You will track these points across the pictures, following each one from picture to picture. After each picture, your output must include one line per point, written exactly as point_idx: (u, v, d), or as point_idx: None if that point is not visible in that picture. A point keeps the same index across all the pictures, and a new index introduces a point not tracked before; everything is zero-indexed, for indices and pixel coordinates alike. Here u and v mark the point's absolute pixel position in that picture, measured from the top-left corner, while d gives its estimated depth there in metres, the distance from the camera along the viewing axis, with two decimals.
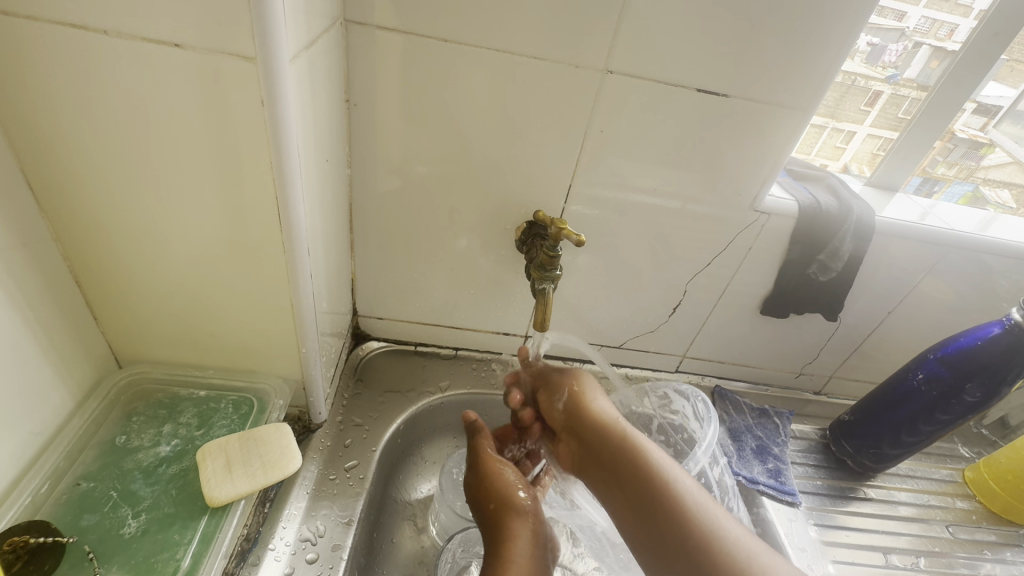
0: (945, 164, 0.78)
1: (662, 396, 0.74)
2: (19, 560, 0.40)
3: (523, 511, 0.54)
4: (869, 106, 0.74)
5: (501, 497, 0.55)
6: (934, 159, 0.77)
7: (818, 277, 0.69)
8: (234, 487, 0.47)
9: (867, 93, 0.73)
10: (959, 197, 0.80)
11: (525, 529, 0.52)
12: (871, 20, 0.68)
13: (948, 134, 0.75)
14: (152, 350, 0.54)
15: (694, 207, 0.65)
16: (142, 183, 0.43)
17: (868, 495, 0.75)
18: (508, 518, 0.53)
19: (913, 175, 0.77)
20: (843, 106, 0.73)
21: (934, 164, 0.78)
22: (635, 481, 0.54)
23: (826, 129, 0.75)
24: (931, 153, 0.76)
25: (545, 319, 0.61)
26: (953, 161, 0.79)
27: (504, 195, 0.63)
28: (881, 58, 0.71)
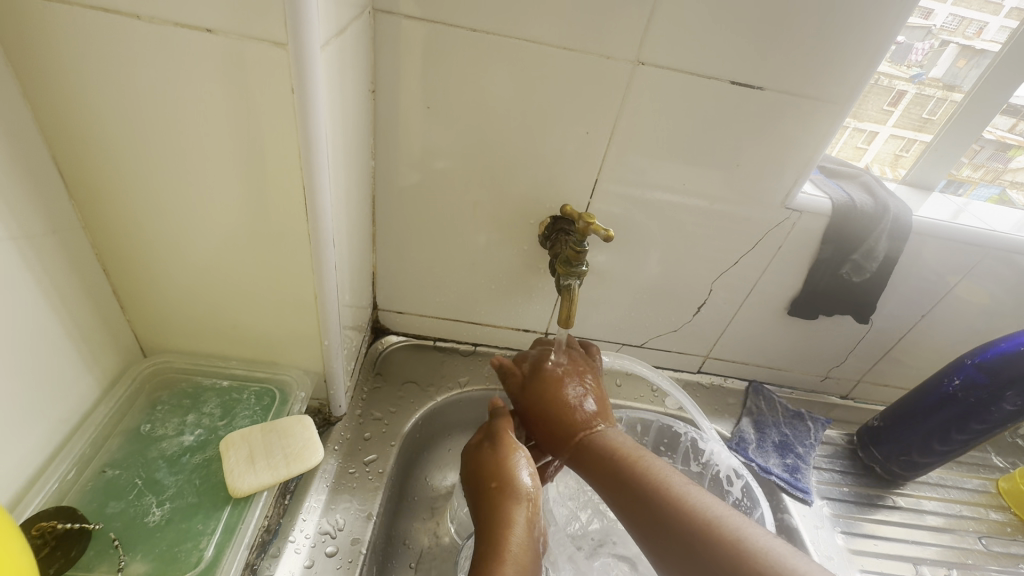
0: (971, 166, 0.75)
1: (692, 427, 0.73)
2: (46, 546, 0.40)
3: (514, 495, 0.51)
4: (892, 106, 0.71)
5: (506, 479, 0.52)
6: (960, 161, 0.74)
7: (851, 278, 0.67)
8: (256, 479, 0.47)
9: (891, 92, 0.70)
10: (985, 199, 0.77)
11: (521, 512, 0.50)
12: None
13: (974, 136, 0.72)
14: (176, 339, 0.54)
15: (723, 205, 0.63)
16: (172, 172, 0.43)
17: (896, 504, 0.73)
18: (504, 502, 0.50)
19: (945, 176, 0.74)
20: (865, 106, 0.71)
21: (960, 166, 0.75)
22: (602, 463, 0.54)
23: (848, 129, 0.74)
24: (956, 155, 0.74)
25: (569, 316, 0.60)
26: (980, 163, 0.76)
27: (529, 190, 0.62)
28: (907, 57, 0.69)
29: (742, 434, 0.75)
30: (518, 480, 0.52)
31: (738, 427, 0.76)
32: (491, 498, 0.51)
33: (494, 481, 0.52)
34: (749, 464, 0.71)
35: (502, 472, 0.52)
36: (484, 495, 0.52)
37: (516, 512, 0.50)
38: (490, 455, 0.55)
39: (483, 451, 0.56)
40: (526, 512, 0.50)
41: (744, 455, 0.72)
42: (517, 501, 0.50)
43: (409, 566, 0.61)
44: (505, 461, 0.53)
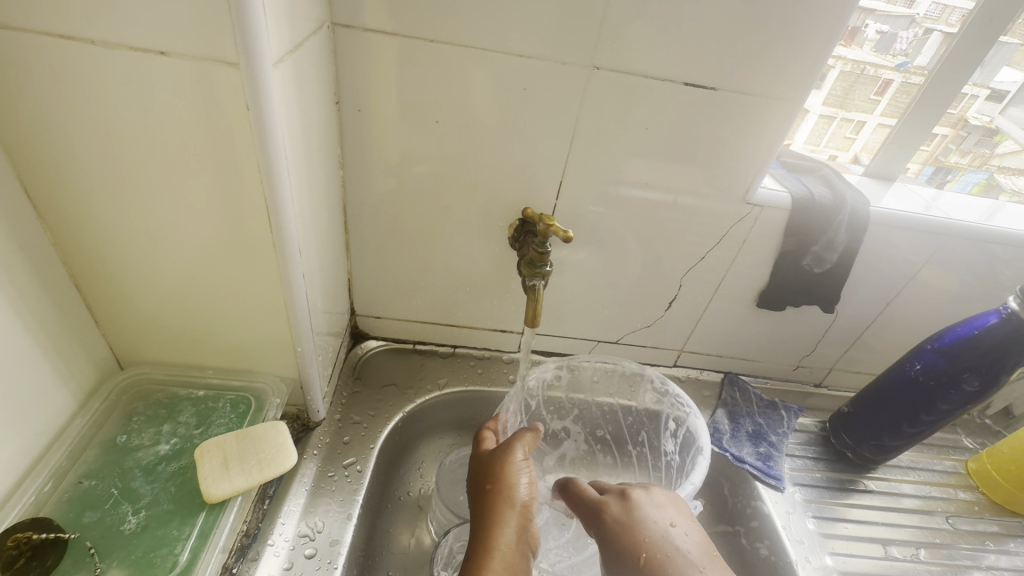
0: (958, 152, 0.78)
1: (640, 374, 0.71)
2: (21, 557, 0.40)
3: (514, 499, 0.51)
4: (879, 95, 0.73)
5: (506, 492, 0.51)
6: (947, 147, 0.78)
7: (813, 269, 0.69)
8: (230, 484, 0.47)
9: (877, 82, 0.72)
10: (973, 185, 0.79)
11: (514, 518, 0.49)
12: (879, 7, 0.68)
13: (959, 122, 0.76)
14: (153, 351, 0.55)
15: (687, 201, 0.65)
16: (138, 188, 0.44)
17: (868, 487, 0.75)
18: (498, 504, 0.50)
19: (924, 163, 0.78)
20: (852, 96, 0.73)
21: (947, 153, 0.78)
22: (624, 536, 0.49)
23: (835, 120, 0.75)
24: (943, 142, 0.77)
25: (536, 313, 0.61)
26: (967, 149, 0.78)
27: (496, 192, 0.64)
28: (891, 46, 0.71)
29: (716, 425, 0.77)
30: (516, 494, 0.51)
31: (713, 418, 0.78)
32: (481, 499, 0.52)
33: (490, 483, 0.52)
34: (723, 452, 0.73)
35: (496, 475, 0.53)
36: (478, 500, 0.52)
37: (507, 523, 0.49)
38: (489, 463, 0.55)
39: (497, 461, 0.54)
40: (517, 519, 0.49)
41: (718, 444, 0.73)
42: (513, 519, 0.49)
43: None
44: (510, 473, 0.53)
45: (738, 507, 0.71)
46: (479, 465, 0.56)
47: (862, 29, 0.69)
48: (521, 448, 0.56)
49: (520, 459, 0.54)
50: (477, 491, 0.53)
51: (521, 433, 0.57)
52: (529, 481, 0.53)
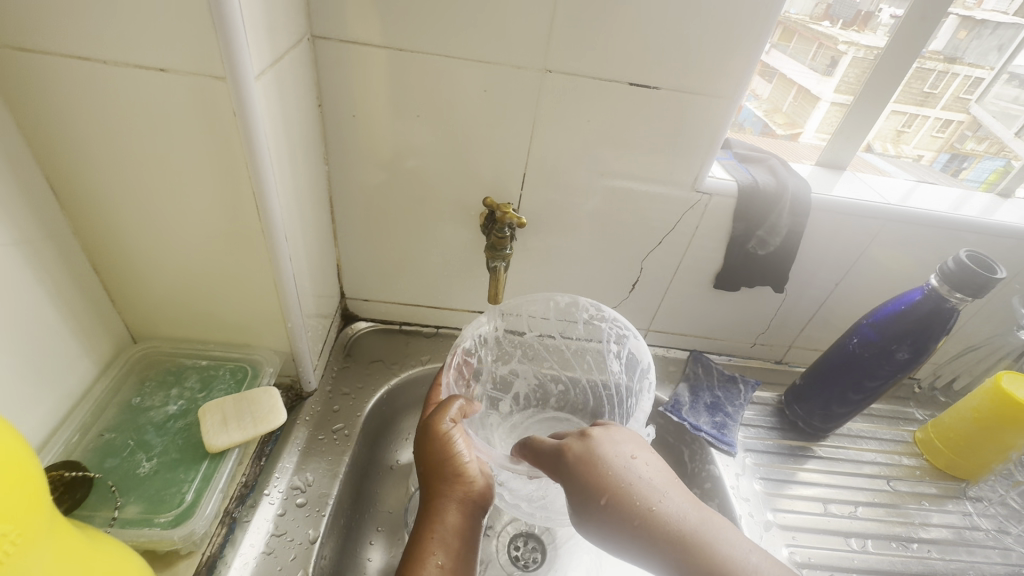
0: (974, 139, 0.85)
1: (572, 307, 0.77)
2: (55, 491, 0.48)
3: (448, 481, 0.59)
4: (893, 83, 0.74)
5: (439, 472, 0.59)
6: (962, 134, 0.85)
7: (757, 252, 0.74)
8: (228, 437, 0.54)
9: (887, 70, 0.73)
10: (990, 171, 0.84)
11: (449, 498, 0.58)
12: None
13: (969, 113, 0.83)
14: (161, 327, 0.63)
15: (641, 190, 0.71)
16: (144, 184, 0.51)
17: (817, 454, 0.81)
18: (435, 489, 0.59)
19: (938, 150, 0.86)
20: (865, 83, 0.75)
21: (962, 139, 0.85)
22: (587, 473, 0.52)
23: (848, 109, 0.78)
24: (958, 128, 0.84)
25: (498, 292, 0.68)
26: (983, 135, 0.84)
27: (466, 183, 0.70)
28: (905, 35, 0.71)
29: (677, 397, 0.83)
30: (451, 476, 0.59)
31: (675, 391, 0.84)
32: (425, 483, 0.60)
33: (426, 467, 0.60)
34: (681, 421, 0.79)
35: (430, 461, 0.60)
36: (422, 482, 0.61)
37: (445, 504, 0.58)
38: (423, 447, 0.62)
39: (428, 440, 0.62)
40: (456, 492, 0.58)
41: (676, 414, 0.80)
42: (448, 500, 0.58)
43: (376, 530, 0.70)
44: (439, 449, 0.60)
45: (694, 470, 0.78)
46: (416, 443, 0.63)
47: (877, 16, 0.72)
48: (445, 419, 0.62)
49: (447, 428, 0.62)
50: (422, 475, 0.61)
51: (441, 404, 0.64)
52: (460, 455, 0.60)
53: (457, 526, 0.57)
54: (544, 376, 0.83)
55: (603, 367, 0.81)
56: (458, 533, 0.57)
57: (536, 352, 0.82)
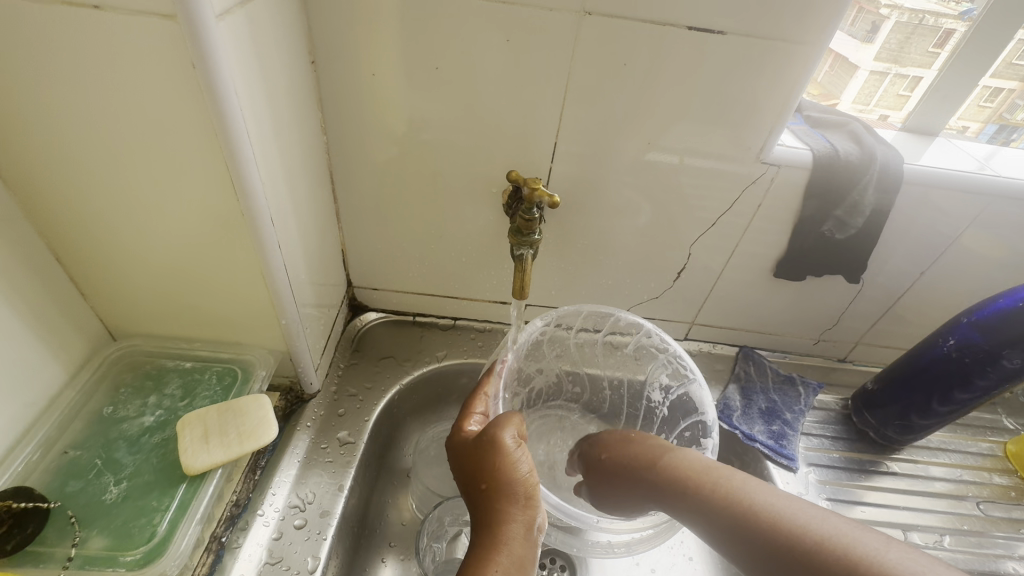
0: None
1: (633, 328, 0.68)
2: (5, 524, 0.41)
3: (510, 496, 0.49)
4: (938, 47, 0.65)
5: (503, 487, 0.50)
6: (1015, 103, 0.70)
7: (834, 236, 0.62)
8: (208, 457, 0.48)
9: (937, 32, 0.64)
10: None
11: (515, 517, 0.48)
12: None
13: None
14: (141, 324, 0.55)
15: (694, 162, 0.59)
16: (100, 158, 0.42)
17: (891, 469, 0.70)
18: (495, 504, 0.49)
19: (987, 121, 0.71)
20: (907, 48, 0.66)
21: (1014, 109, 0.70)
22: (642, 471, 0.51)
23: (888, 76, 0.68)
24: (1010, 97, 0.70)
25: (524, 286, 0.58)
26: None
27: (486, 156, 0.60)
28: None
29: (727, 400, 0.73)
30: (511, 488, 0.49)
31: (724, 394, 0.74)
32: (480, 499, 0.50)
33: (484, 482, 0.51)
34: (733, 430, 0.70)
35: (488, 472, 0.51)
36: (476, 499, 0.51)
37: (506, 526, 0.47)
38: (477, 457, 0.53)
39: (487, 453, 0.52)
40: (524, 515, 0.49)
41: (728, 422, 0.70)
42: (511, 520, 0.48)
43: (388, 546, 0.62)
44: (504, 464, 0.51)
45: None
46: (467, 457, 0.54)
47: None
48: (509, 432, 0.54)
49: (512, 443, 0.53)
50: (472, 490, 0.52)
51: (504, 418, 0.55)
52: (528, 472, 0.51)
53: (524, 554, 0.46)
54: (568, 380, 0.76)
55: (641, 391, 0.75)
56: (522, 563, 0.46)
57: (566, 352, 0.74)
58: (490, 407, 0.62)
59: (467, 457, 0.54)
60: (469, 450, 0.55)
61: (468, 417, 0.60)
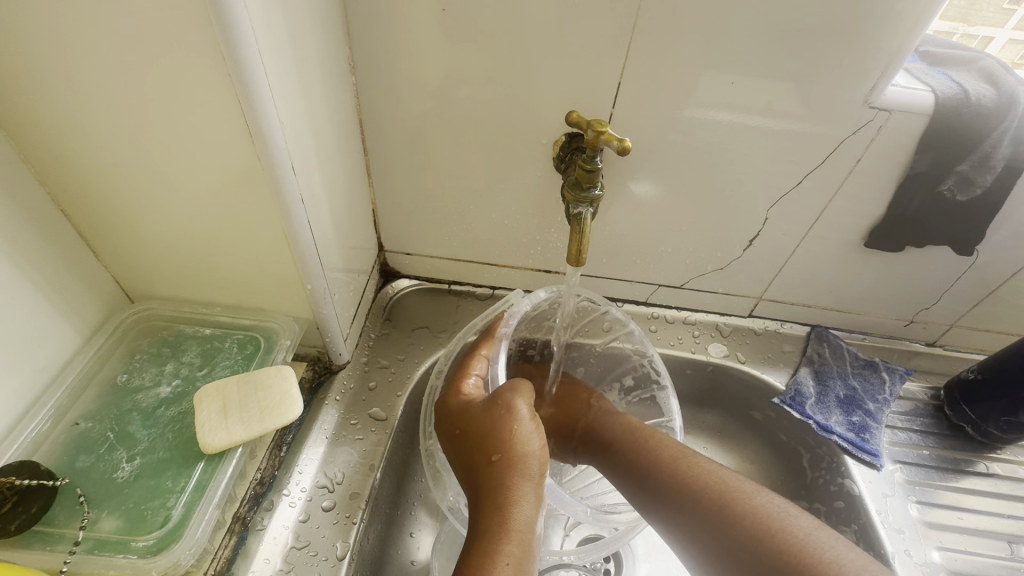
0: None
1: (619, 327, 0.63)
2: (8, 502, 0.38)
3: (523, 472, 0.44)
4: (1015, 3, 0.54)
5: (517, 458, 0.45)
6: None
7: (954, 196, 0.52)
8: (227, 435, 0.44)
9: None
10: None
11: (525, 492, 0.43)
12: None
13: None
14: (158, 287, 0.51)
15: (785, 107, 0.50)
16: (97, 93, 0.36)
17: (990, 470, 0.61)
18: (504, 479, 0.44)
19: None
20: (981, 4, 0.53)
21: None
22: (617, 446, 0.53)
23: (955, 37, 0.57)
24: None
25: (581, 249, 0.50)
26: None
27: (536, 102, 0.52)
28: None
29: (798, 386, 0.65)
30: (515, 461, 0.45)
31: (795, 377, 0.66)
32: (484, 471, 0.45)
33: (496, 453, 0.45)
34: (806, 420, 0.62)
35: (500, 442, 0.46)
36: (473, 470, 0.46)
37: (515, 505, 0.42)
38: (482, 425, 0.48)
39: (496, 418, 0.48)
40: (536, 493, 0.44)
41: (800, 410, 0.63)
42: (521, 497, 0.43)
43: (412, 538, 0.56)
44: (517, 436, 0.46)
45: (820, 481, 0.62)
46: (470, 419, 0.49)
47: None
48: (521, 400, 0.49)
49: (525, 415, 0.48)
50: (468, 459, 0.47)
51: (516, 385, 0.51)
52: (538, 444, 0.46)
53: (530, 535, 0.41)
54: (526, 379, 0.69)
55: (589, 388, 0.70)
56: (526, 537, 0.41)
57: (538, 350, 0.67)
58: (488, 370, 0.55)
59: (467, 422, 0.49)
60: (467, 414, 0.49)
61: (461, 381, 0.53)
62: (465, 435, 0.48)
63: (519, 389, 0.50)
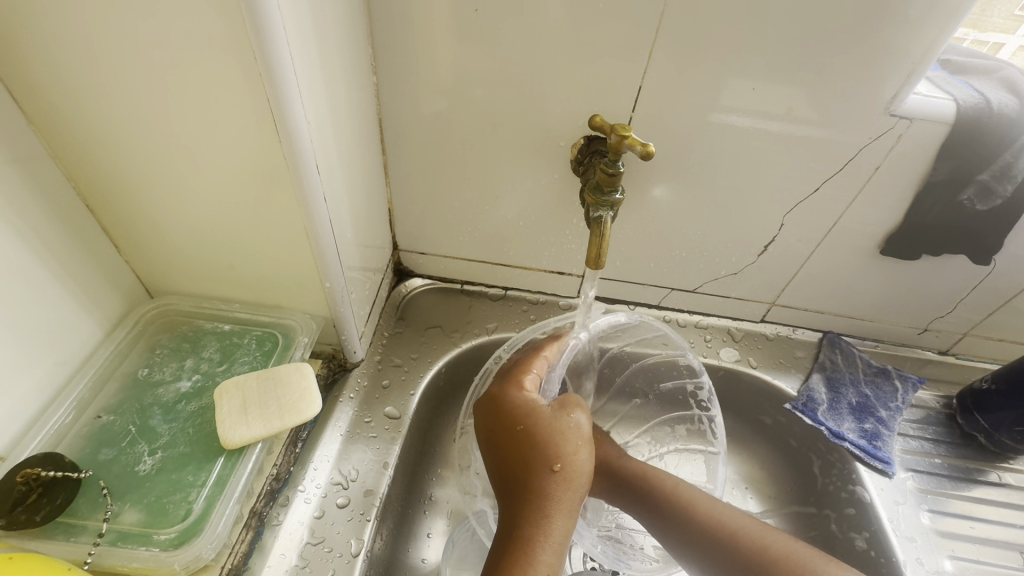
0: None
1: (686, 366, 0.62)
2: (32, 494, 0.38)
3: (574, 486, 0.45)
4: None
5: (574, 472, 0.45)
6: None
7: (973, 206, 0.52)
8: (247, 431, 0.45)
9: None
10: None
11: (568, 505, 0.44)
12: None
13: None
14: (177, 282, 0.51)
15: (805, 114, 0.50)
16: (128, 90, 0.37)
17: (1002, 480, 0.61)
18: (556, 488, 0.44)
19: None
20: (989, 13, 0.53)
21: None
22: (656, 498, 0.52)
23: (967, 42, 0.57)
24: None
25: (600, 253, 0.51)
26: None
27: (555, 104, 0.52)
28: None
29: (811, 392, 0.65)
30: (567, 474, 0.45)
31: (808, 384, 0.66)
32: (539, 473, 0.44)
33: (559, 462, 0.45)
34: (818, 426, 0.62)
35: (563, 451, 0.45)
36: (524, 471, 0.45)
37: (554, 517, 0.43)
38: (544, 431, 0.47)
39: (559, 427, 0.47)
40: (574, 508, 0.44)
41: (812, 417, 0.63)
42: (563, 508, 0.43)
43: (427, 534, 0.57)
44: (573, 449, 0.46)
45: (830, 487, 0.62)
46: (534, 423, 0.48)
47: None
48: (584, 414, 0.49)
49: (582, 432, 0.47)
50: (521, 459, 0.46)
51: (581, 398, 0.50)
52: (592, 464, 0.46)
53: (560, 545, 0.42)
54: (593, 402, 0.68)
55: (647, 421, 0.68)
56: (557, 548, 0.42)
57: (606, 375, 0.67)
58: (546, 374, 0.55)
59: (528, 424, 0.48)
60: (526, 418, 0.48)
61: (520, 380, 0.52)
62: (522, 438, 0.47)
63: (576, 402, 0.50)
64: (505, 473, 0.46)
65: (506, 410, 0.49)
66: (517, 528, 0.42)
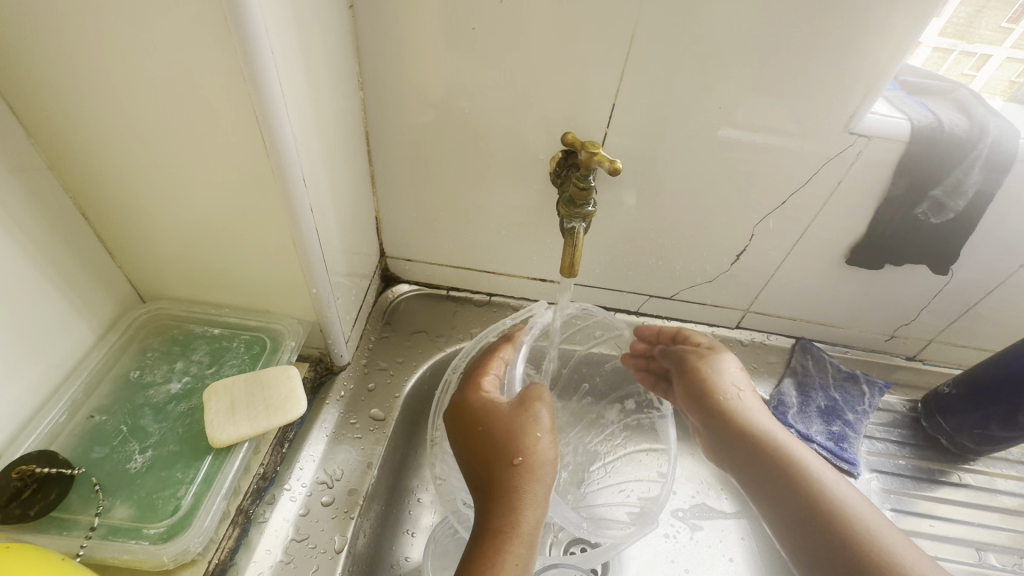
0: None
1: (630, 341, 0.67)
2: (27, 489, 0.40)
3: (538, 475, 0.46)
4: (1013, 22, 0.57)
5: (535, 464, 0.47)
6: None
7: (928, 219, 0.55)
8: (234, 431, 0.47)
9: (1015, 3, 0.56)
10: None
11: (536, 495, 0.46)
12: None
13: None
14: (169, 287, 0.53)
15: (770, 131, 0.53)
16: (125, 106, 0.39)
17: (962, 481, 0.64)
18: (519, 480, 0.46)
19: None
20: (978, 23, 0.57)
21: None
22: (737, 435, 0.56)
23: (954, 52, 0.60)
24: None
25: (574, 261, 0.53)
26: None
27: (534, 119, 0.55)
28: None
29: (782, 396, 0.67)
30: (529, 466, 0.47)
31: (780, 388, 0.68)
32: (502, 469, 0.47)
33: (519, 456, 0.47)
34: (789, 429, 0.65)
35: (522, 446, 0.48)
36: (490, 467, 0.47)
37: (521, 506, 0.45)
38: (505, 428, 0.49)
39: (519, 422, 0.50)
40: (543, 498, 0.46)
41: (783, 420, 0.65)
42: (529, 498, 0.45)
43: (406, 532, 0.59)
44: (533, 442, 0.48)
45: None
46: (496, 421, 0.50)
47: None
48: (545, 408, 0.51)
49: (541, 425, 0.50)
50: (486, 455, 0.48)
51: (541, 392, 0.53)
52: (554, 452, 0.48)
53: (532, 535, 0.44)
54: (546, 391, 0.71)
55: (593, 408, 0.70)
56: (527, 537, 0.44)
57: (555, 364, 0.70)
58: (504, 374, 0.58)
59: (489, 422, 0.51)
60: (488, 416, 0.51)
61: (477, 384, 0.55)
62: (484, 435, 0.50)
63: (538, 395, 0.52)
64: (473, 469, 0.48)
65: (468, 411, 0.52)
66: (486, 521, 0.45)
